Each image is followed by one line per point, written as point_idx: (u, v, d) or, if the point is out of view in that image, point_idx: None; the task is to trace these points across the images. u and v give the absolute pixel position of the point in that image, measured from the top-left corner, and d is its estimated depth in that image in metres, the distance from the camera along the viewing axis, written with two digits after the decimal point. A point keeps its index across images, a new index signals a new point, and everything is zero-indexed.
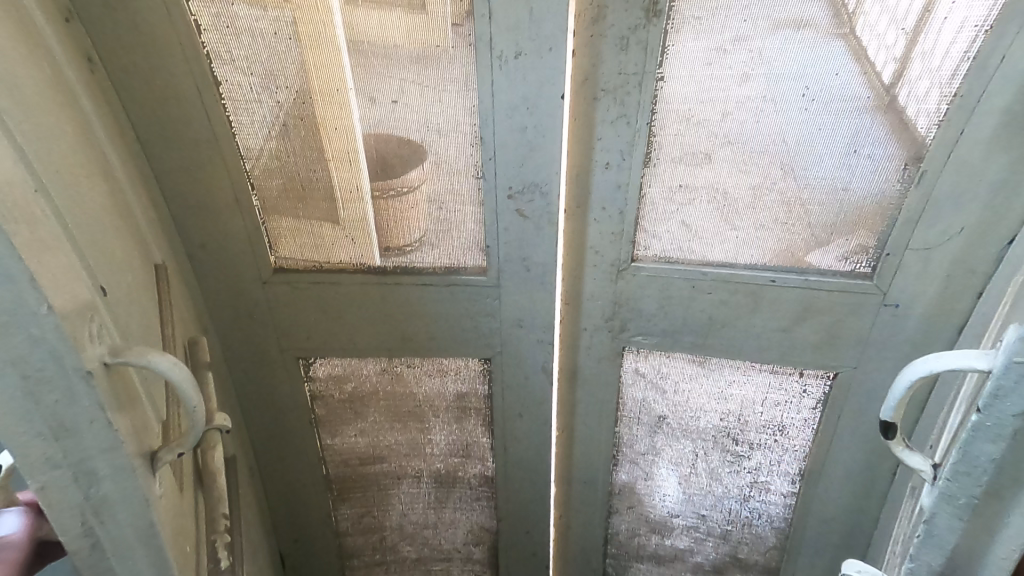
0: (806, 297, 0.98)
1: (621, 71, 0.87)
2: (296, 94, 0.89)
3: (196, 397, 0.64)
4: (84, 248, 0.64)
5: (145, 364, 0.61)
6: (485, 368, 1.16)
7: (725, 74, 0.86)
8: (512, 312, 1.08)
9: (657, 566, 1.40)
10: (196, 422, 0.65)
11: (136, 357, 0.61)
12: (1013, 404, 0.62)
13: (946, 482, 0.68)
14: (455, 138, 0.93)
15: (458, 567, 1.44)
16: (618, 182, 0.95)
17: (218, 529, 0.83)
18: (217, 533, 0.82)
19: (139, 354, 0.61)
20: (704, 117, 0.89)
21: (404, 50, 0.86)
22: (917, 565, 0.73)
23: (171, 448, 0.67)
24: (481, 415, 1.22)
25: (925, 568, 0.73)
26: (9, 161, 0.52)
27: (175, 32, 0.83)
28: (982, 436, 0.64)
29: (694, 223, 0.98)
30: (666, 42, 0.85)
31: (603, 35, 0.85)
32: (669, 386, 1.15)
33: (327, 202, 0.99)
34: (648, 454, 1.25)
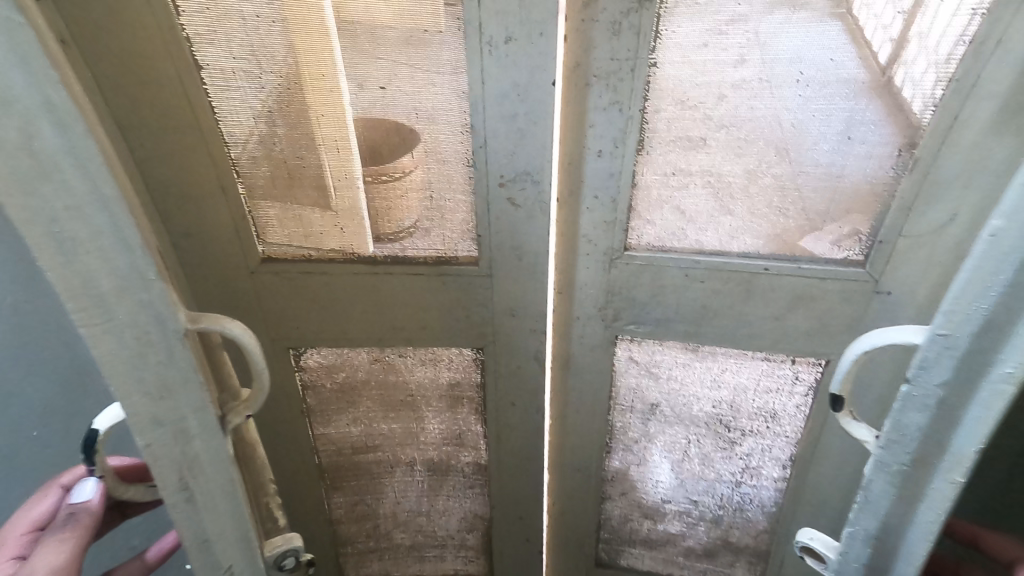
0: (799, 285, 0.98)
1: (613, 56, 0.85)
2: (283, 79, 0.87)
3: (263, 363, 0.67)
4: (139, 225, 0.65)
5: (219, 330, 0.63)
6: (477, 357, 1.15)
7: (721, 56, 0.84)
8: (504, 301, 1.07)
9: (650, 550, 1.42)
10: (263, 385, 0.67)
11: (215, 324, 0.63)
12: (937, 376, 0.60)
13: (881, 448, 0.68)
14: (445, 124, 0.91)
15: (452, 552, 1.46)
16: (610, 170, 0.94)
17: (268, 492, 0.84)
18: (269, 496, 0.84)
19: (214, 320, 0.63)
20: (700, 101, 0.87)
21: (394, 32, 0.84)
22: (856, 529, 0.73)
23: (238, 410, 0.70)
24: (474, 403, 1.22)
25: (863, 533, 0.73)
26: None
27: (152, 13, 0.80)
28: (911, 407, 0.63)
29: (688, 209, 0.97)
30: (659, 26, 0.83)
31: (595, 20, 0.83)
32: (662, 374, 1.15)
33: (316, 189, 0.97)
34: (641, 441, 1.25)
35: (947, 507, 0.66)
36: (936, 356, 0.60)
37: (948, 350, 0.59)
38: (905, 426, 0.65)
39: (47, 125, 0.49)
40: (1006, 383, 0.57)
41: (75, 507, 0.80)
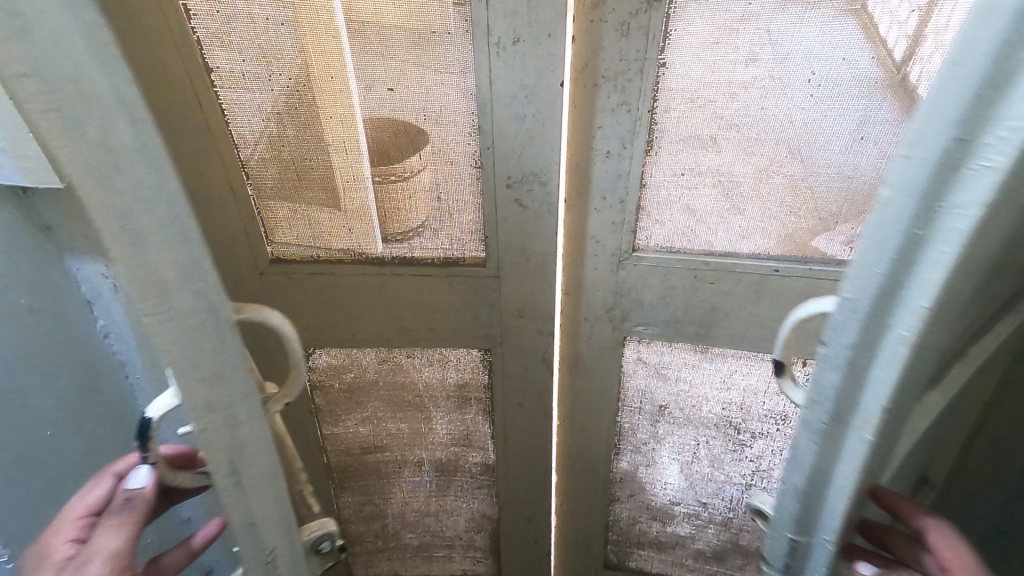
0: (811, 287, 0.97)
1: (623, 57, 0.84)
2: (292, 81, 0.87)
3: (303, 357, 0.61)
4: None
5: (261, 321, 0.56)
6: (485, 358, 1.15)
7: (732, 54, 0.82)
8: (512, 302, 1.06)
9: (659, 552, 1.42)
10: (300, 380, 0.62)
11: (255, 315, 0.56)
12: (848, 332, 0.44)
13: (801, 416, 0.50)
14: (453, 125, 0.91)
15: (460, 552, 1.46)
16: (619, 171, 0.93)
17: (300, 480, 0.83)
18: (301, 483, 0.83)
19: (256, 311, 0.56)
20: (710, 99, 0.86)
21: (403, 32, 0.84)
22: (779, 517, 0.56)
23: (276, 399, 0.61)
24: (481, 404, 1.22)
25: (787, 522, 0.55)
26: None
27: (163, 16, 0.80)
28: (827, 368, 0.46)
29: (698, 209, 0.96)
30: (668, 26, 0.82)
31: (604, 20, 0.82)
32: (671, 376, 1.14)
33: (325, 191, 0.97)
34: (649, 442, 1.24)
35: (858, 471, 0.48)
36: (845, 320, 0.44)
37: (856, 303, 0.43)
38: (819, 390, 0.47)
39: None
40: (905, 353, 0.42)
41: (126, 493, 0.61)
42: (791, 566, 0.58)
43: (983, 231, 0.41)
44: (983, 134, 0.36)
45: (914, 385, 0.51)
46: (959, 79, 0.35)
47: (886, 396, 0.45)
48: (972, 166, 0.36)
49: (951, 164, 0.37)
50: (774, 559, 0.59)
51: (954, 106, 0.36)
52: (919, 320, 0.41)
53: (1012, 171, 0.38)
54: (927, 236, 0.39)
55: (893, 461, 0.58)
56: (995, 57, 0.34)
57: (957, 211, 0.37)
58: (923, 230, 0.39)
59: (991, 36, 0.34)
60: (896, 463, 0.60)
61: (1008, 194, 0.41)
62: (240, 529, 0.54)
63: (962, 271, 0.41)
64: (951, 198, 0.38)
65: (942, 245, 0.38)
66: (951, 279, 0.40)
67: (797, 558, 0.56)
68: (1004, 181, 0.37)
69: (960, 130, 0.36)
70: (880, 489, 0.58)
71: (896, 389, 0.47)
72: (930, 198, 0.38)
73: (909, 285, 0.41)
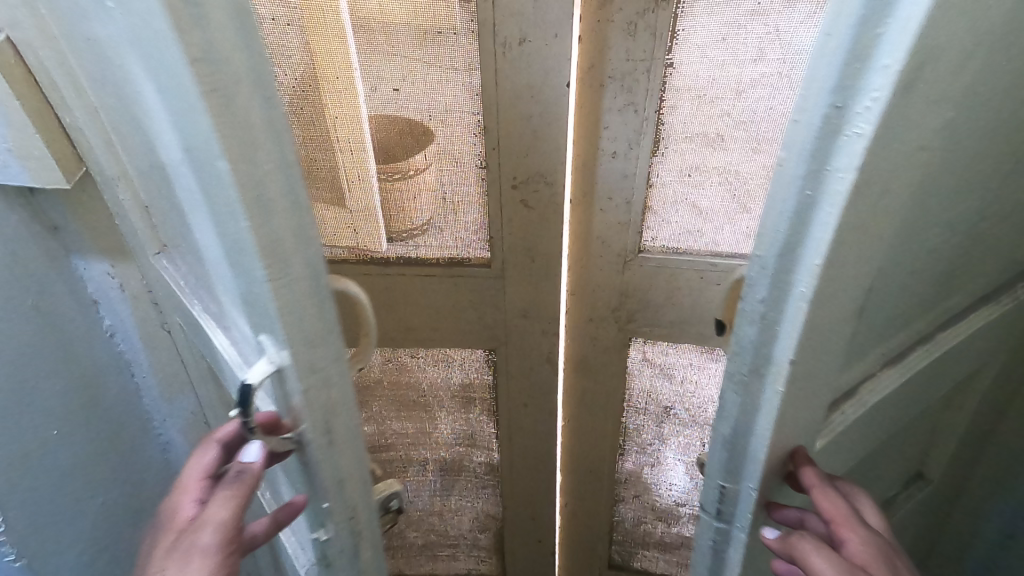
0: None
1: (629, 57, 0.83)
2: (298, 81, 0.86)
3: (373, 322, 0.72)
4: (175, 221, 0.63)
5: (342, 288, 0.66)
6: (489, 359, 1.15)
7: (739, 51, 0.81)
8: (517, 303, 1.05)
9: (663, 552, 1.42)
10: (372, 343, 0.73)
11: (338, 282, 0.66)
12: (761, 290, 0.46)
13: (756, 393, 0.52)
14: (459, 126, 0.91)
15: (464, 552, 1.47)
16: (625, 172, 0.93)
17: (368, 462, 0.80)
18: None
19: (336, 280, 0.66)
20: (717, 97, 0.85)
21: (408, 29, 0.83)
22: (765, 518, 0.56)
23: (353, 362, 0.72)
24: (486, 404, 1.22)
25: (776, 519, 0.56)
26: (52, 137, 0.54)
27: None
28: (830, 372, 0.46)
29: (704, 208, 0.95)
30: (676, 25, 0.81)
31: (611, 20, 0.81)
32: (676, 377, 1.14)
33: (331, 191, 0.97)
34: (654, 443, 1.24)
35: (776, 419, 0.49)
36: (759, 277, 0.45)
37: (766, 264, 0.44)
38: (740, 342, 0.49)
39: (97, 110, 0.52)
40: (808, 307, 0.43)
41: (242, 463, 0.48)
42: (722, 511, 0.58)
43: (890, 188, 0.41)
44: (853, 101, 0.36)
45: (847, 358, 0.55)
46: (832, 48, 0.35)
47: (813, 355, 0.47)
48: (845, 130, 0.37)
49: (829, 129, 0.37)
50: (707, 505, 0.59)
51: (829, 73, 0.36)
52: (815, 277, 0.42)
53: (901, 129, 0.38)
54: (814, 196, 0.40)
55: (843, 437, 0.61)
56: (857, 26, 0.34)
57: (837, 173, 0.38)
58: (814, 190, 0.40)
59: (851, 6, 0.33)
60: (850, 439, 0.63)
61: (914, 150, 0.41)
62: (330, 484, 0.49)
63: (865, 228, 0.42)
64: (831, 160, 0.38)
65: (827, 205, 0.39)
66: (844, 237, 0.41)
67: (728, 503, 0.57)
68: (886, 142, 0.38)
69: (835, 97, 0.36)
70: (796, 452, 0.54)
71: (831, 352, 0.50)
72: (816, 161, 0.39)
73: (805, 244, 0.42)
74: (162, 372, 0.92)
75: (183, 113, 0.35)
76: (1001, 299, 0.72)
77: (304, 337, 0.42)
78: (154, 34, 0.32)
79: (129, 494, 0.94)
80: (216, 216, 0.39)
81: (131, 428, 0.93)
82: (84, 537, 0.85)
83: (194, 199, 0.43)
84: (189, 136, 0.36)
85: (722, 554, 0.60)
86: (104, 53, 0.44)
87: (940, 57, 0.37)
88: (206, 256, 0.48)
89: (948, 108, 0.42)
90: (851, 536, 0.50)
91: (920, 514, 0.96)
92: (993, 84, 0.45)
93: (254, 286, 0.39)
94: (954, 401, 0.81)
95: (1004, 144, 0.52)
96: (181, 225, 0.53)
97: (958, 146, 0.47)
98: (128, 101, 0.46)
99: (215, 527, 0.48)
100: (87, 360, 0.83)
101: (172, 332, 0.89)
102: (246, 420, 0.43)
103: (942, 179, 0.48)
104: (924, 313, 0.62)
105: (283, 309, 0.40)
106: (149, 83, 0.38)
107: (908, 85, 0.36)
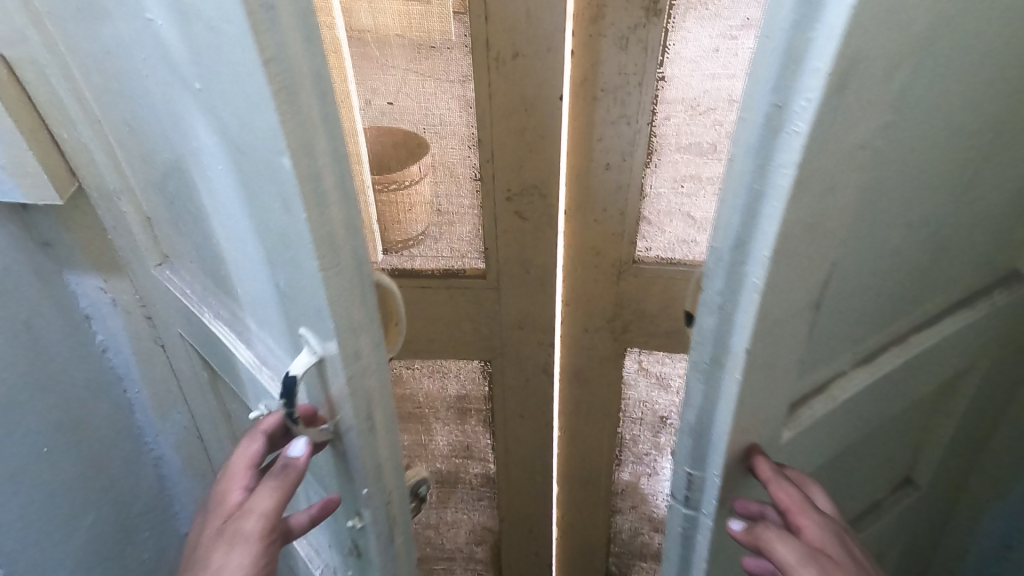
0: None
1: (621, 71, 0.84)
2: None
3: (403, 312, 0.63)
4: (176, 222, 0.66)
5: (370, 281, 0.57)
6: (485, 370, 1.15)
7: (732, 62, 0.82)
8: (512, 315, 1.05)
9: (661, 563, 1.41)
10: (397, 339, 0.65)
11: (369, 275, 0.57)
12: (717, 281, 0.46)
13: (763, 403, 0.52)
14: (453, 138, 0.91)
15: (461, 566, 1.46)
16: (619, 183, 0.93)
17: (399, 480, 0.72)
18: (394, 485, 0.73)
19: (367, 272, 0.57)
20: (711, 107, 0.86)
21: (402, 43, 0.85)
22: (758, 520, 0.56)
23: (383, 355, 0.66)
24: (482, 416, 1.21)
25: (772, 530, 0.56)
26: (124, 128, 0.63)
27: None
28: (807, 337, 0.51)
29: (699, 216, 0.96)
30: (668, 39, 0.82)
31: (602, 35, 0.82)
32: (673, 386, 1.14)
33: None
34: (651, 453, 1.24)
35: (736, 407, 0.49)
36: (716, 269, 0.45)
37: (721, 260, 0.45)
38: (700, 331, 0.49)
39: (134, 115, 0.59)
40: (761, 298, 0.43)
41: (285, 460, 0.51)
42: (690, 498, 0.58)
43: (835, 184, 0.41)
44: (791, 100, 0.36)
45: (813, 355, 0.55)
46: (769, 48, 0.36)
47: (770, 350, 0.48)
48: (784, 128, 0.37)
49: (772, 127, 0.38)
50: (676, 492, 0.59)
51: (769, 72, 0.36)
52: (766, 269, 0.42)
53: (842, 126, 0.38)
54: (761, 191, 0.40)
55: (814, 434, 0.61)
56: (793, 27, 0.34)
57: (780, 169, 0.38)
58: (761, 185, 0.40)
59: (785, 12, 0.34)
60: (823, 437, 0.63)
61: (861, 148, 0.41)
62: (370, 470, 0.53)
63: (816, 224, 0.42)
64: (774, 157, 0.38)
65: (773, 200, 0.39)
66: (795, 232, 0.41)
67: (695, 490, 0.57)
68: (828, 139, 0.38)
69: (776, 95, 0.36)
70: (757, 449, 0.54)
71: (792, 348, 0.50)
72: (761, 157, 0.39)
73: (755, 238, 0.42)
74: (154, 388, 0.91)
75: (247, 109, 0.38)
76: (982, 303, 0.70)
77: (349, 319, 0.45)
78: (226, 38, 0.36)
79: (120, 509, 0.93)
80: (271, 205, 0.43)
81: (122, 442, 0.92)
82: (74, 555, 0.85)
83: (243, 192, 0.46)
84: (251, 131, 0.40)
85: (693, 553, 0.61)
86: (159, 59, 0.48)
87: (877, 56, 0.36)
88: (246, 248, 0.52)
89: (897, 106, 0.41)
90: (808, 523, 0.52)
91: (914, 523, 0.95)
92: (950, 81, 0.44)
93: (306, 269, 0.43)
94: (939, 405, 0.81)
95: (970, 141, 0.52)
96: (213, 221, 0.56)
97: (917, 144, 0.47)
98: (178, 104, 0.49)
99: (258, 517, 0.51)
100: (72, 373, 0.83)
101: (165, 347, 0.86)
102: (290, 409, 0.48)
103: (903, 177, 0.48)
104: (897, 312, 0.62)
105: (332, 291, 0.43)
106: (211, 84, 0.41)
107: (844, 83, 0.36)
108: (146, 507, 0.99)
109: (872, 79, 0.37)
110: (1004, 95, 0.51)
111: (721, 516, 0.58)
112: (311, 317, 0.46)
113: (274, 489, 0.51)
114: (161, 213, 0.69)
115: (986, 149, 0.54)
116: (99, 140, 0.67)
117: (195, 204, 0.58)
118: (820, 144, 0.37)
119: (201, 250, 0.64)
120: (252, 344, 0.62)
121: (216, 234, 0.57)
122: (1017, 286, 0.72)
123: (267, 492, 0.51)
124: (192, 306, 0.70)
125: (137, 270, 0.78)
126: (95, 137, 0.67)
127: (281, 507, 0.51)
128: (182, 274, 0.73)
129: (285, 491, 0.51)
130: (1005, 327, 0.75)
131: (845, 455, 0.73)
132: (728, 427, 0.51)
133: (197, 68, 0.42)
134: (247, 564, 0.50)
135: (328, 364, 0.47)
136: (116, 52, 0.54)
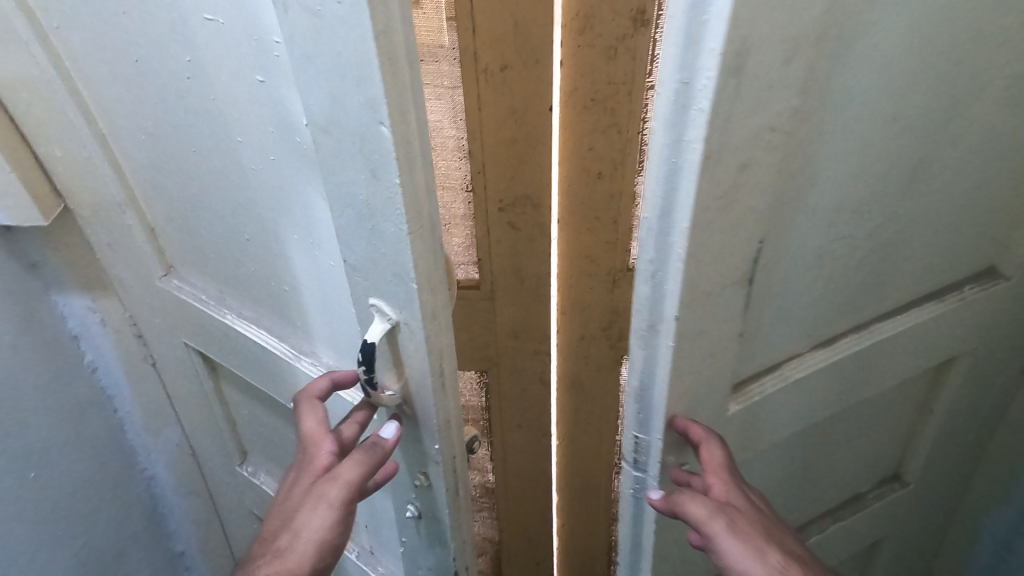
0: None
1: (610, 79, 0.82)
2: None
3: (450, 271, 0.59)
4: (194, 233, 0.67)
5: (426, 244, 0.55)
6: (481, 379, 1.13)
7: None
8: (505, 323, 1.04)
9: None
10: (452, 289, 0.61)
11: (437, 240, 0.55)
12: (649, 251, 0.48)
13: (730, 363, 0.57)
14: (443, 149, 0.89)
15: None
16: (611, 192, 0.91)
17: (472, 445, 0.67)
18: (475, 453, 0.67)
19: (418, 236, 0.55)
20: None
21: None
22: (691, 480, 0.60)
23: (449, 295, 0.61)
24: (479, 425, 1.20)
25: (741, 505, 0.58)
26: (141, 142, 0.63)
27: None
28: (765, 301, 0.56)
29: None
30: (654, 46, 0.81)
31: (591, 44, 0.80)
32: None
33: None
34: None
35: (668, 372, 0.53)
36: (647, 239, 0.48)
37: (653, 234, 0.48)
38: (637, 299, 0.52)
39: (164, 124, 0.59)
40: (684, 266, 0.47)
41: (372, 443, 0.55)
42: (638, 461, 0.61)
43: (750, 162, 0.44)
44: (694, 78, 0.40)
45: (761, 332, 0.58)
46: (671, 31, 0.39)
47: (703, 317, 0.51)
48: (691, 105, 0.40)
49: (680, 105, 0.41)
50: (626, 455, 0.62)
51: (674, 50, 0.39)
52: (686, 238, 0.46)
53: (746, 106, 0.41)
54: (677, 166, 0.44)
55: (766, 411, 0.64)
56: (691, 11, 0.37)
57: (690, 144, 0.42)
58: (678, 159, 0.43)
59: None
60: (780, 415, 0.65)
61: (767, 132, 0.44)
62: (441, 426, 0.56)
63: (734, 200, 0.46)
64: (684, 132, 0.42)
65: (688, 172, 0.43)
66: (713, 204, 0.45)
67: (642, 452, 0.60)
68: (733, 119, 0.41)
69: (681, 74, 0.40)
70: (675, 421, 0.56)
71: (728, 321, 0.53)
72: (674, 133, 0.42)
73: (675, 209, 0.45)
74: (145, 407, 0.90)
75: (340, 88, 0.42)
76: (948, 297, 0.68)
77: (429, 280, 0.49)
78: (332, 20, 0.39)
79: (114, 527, 0.93)
80: (352, 176, 0.46)
81: (114, 462, 0.92)
82: None
83: (316, 172, 0.50)
84: (343, 108, 0.43)
85: (643, 515, 0.64)
86: (230, 54, 0.50)
87: (774, 44, 0.39)
88: (307, 234, 0.56)
89: (811, 90, 0.44)
90: (720, 484, 0.56)
91: (907, 522, 0.93)
92: (874, 66, 0.47)
93: (386, 236, 0.47)
94: (918, 395, 0.80)
95: (920, 128, 0.53)
96: (265, 213, 0.58)
97: (851, 126, 0.49)
98: (237, 99, 0.52)
99: (341, 485, 0.53)
100: (61, 394, 0.83)
101: (156, 365, 0.85)
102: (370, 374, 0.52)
103: (838, 161, 0.50)
104: (859, 299, 0.63)
105: (417, 251, 0.47)
106: (295, 69, 0.44)
107: (742, 65, 0.39)
108: (140, 528, 0.98)
109: (773, 63, 0.40)
110: (951, 80, 0.52)
111: (666, 479, 0.61)
112: (388, 284, 0.50)
113: (356, 464, 0.54)
114: (175, 222, 0.68)
115: (942, 145, 0.56)
116: (99, 156, 0.66)
117: (241, 203, 0.59)
118: (726, 122, 0.41)
119: (224, 247, 0.65)
120: (285, 335, 0.67)
121: (248, 227, 0.61)
122: (989, 283, 0.70)
123: (349, 465, 0.54)
124: (209, 308, 0.71)
125: (131, 288, 0.78)
126: (94, 153, 0.66)
127: (361, 482, 0.54)
128: (195, 280, 0.73)
129: (366, 468, 0.54)
130: (990, 318, 0.73)
131: (810, 440, 0.75)
132: (665, 393, 0.55)
133: (278, 60, 0.46)
134: (327, 527, 0.53)
135: (401, 329, 0.52)
136: (155, 58, 0.55)
